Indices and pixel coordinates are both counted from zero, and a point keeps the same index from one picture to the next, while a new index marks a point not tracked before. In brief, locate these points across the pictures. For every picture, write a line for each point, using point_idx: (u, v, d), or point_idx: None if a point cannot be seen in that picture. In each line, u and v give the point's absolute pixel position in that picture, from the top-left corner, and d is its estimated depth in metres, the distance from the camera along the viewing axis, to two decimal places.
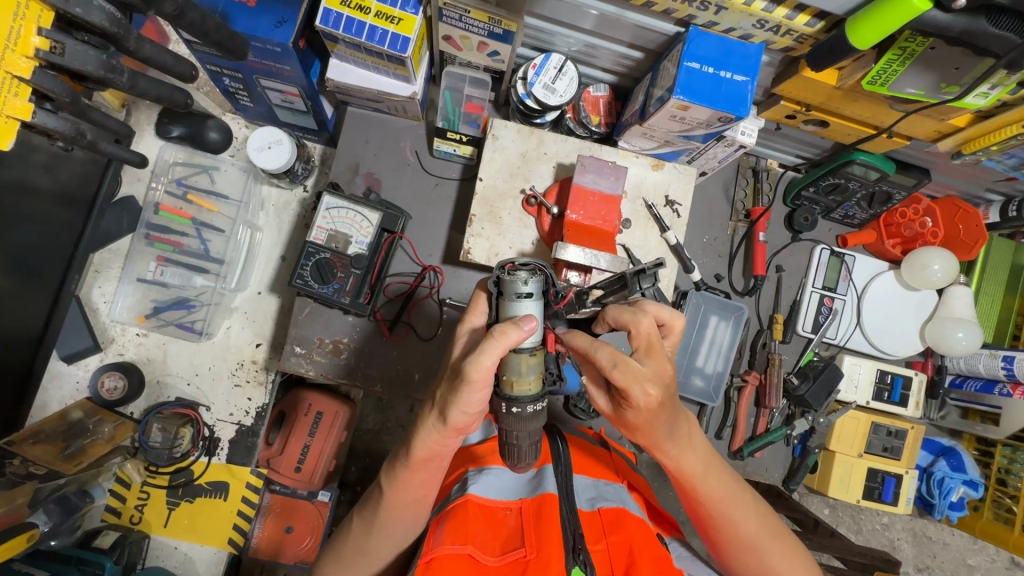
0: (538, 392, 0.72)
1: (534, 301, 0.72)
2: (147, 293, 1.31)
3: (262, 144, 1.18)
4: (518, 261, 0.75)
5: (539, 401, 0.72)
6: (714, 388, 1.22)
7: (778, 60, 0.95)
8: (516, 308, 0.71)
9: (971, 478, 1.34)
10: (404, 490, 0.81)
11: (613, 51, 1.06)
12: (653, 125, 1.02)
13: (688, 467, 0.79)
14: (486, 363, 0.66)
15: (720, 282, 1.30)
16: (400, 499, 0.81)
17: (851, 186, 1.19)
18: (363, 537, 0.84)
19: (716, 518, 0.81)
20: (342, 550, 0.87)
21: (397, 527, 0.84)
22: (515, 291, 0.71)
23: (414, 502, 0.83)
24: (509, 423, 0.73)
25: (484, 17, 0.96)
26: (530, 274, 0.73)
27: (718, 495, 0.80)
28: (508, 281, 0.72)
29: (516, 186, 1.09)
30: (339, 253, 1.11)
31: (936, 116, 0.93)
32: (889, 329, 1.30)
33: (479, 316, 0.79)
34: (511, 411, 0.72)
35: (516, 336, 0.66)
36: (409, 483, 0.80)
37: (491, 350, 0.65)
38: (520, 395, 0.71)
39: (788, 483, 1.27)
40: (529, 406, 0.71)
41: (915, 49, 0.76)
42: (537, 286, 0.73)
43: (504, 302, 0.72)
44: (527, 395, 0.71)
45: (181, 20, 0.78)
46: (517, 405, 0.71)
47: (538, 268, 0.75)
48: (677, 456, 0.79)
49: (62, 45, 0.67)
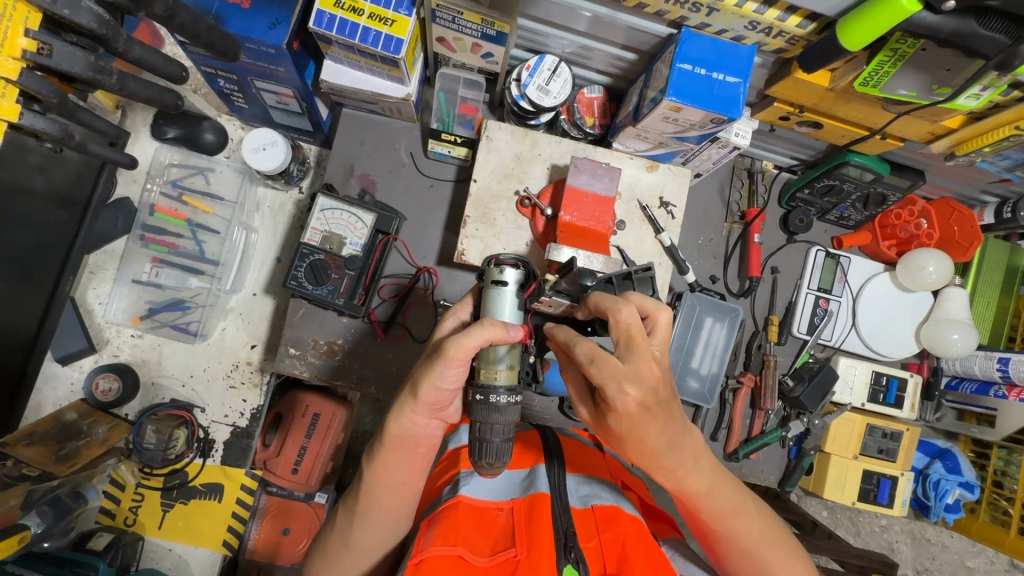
0: (511, 383, 0.77)
1: (514, 294, 0.79)
2: (142, 294, 1.31)
3: (257, 145, 1.18)
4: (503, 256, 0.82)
5: (511, 392, 0.77)
6: (709, 389, 1.22)
7: (771, 61, 0.95)
8: (496, 297, 0.78)
9: (967, 480, 1.34)
10: (386, 472, 0.81)
11: (606, 52, 1.06)
12: (646, 126, 1.02)
13: (691, 484, 0.77)
14: (468, 345, 0.72)
15: (714, 283, 1.29)
16: (381, 485, 0.82)
17: (845, 187, 1.19)
18: (346, 526, 0.84)
19: (719, 531, 0.80)
20: (327, 546, 0.87)
21: (384, 529, 0.84)
22: (496, 279, 0.79)
23: (396, 488, 0.83)
24: (478, 415, 0.76)
25: (477, 19, 0.96)
26: (512, 267, 0.80)
27: (720, 509, 0.78)
28: (491, 272, 0.80)
29: (510, 187, 1.09)
30: (333, 254, 1.11)
31: (929, 117, 0.93)
32: (884, 331, 1.30)
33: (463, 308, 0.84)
34: (480, 399, 0.76)
35: (500, 328, 0.73)
36: (397, 479, 0.82)
37: (479, 335, 0.72)
38: (493, 382, 0.76)
39: (783, 485, 1.27)
40: (500, 395, 0.75)
41: (907, 50, 0.77)
42: (518, 279, 0.79)
43: (486, 290, 0.80)
44: (499, 385, 0.76)
45: (172, 22, 0.78)
46: (483, 393, 0.76)
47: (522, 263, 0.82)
48: (678, 475, 0.76)
49: (50, 46, 0.67)
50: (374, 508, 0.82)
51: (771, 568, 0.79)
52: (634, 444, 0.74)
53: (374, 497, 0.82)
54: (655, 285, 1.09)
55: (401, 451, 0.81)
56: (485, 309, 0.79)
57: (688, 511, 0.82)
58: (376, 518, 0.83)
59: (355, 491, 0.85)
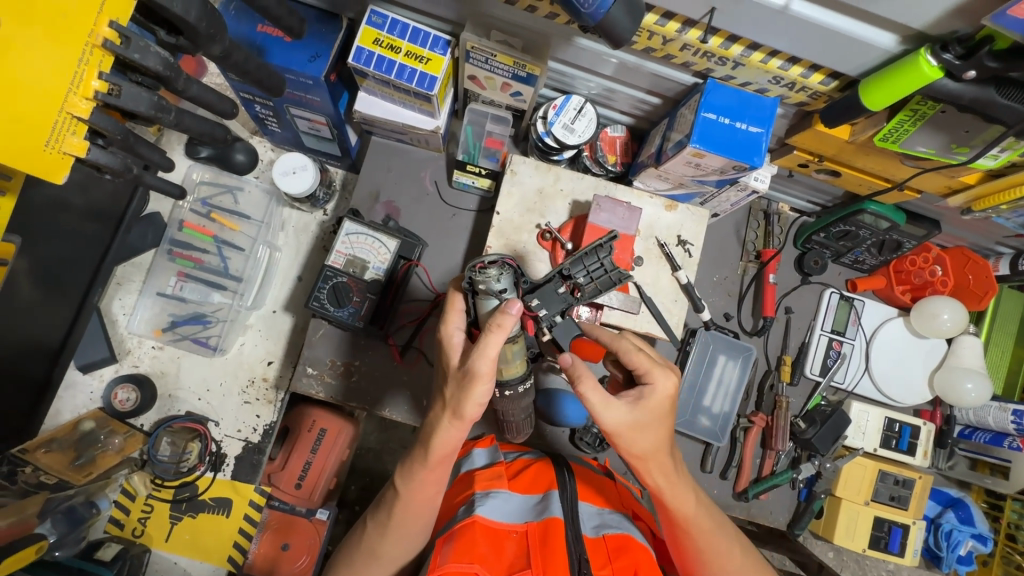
0: (524, 372, 0.85)
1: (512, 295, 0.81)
2: (166, 307, 1.34)
3: (287, 169, 1.23)
4: (485, 258, 0.81)
5: (526, 381, 0.85)
6: (721, 427, 1.23)
7: (793, 112, 0.98)
8: (493, 304, 0.79)
9: (980, 532, 1.32)
10: (420, 489, 0.84)
11: (631, 95, 1.10)
12: (668, 168, 1.05)
13: (662, 484, 0.84)
14: (491, 354, 0.73)
15: (728, 321, 1.31)
16: (414, 500, 0.85)
17: (861, 233, 1.21)
18: (377, 540, 0.87)
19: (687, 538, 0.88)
20: (354, 554, 0.89)
21: (408, 532, 0.87)
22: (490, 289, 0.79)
23: (426, 502, 0.86)
24: (504, 404, 0.87)
25: (509, 61, 1.00)
26: (500, 269, 0.80)
27: (709, 528, 0.88)
28: (481, 281, 0.79)
29: (531, 221, 1.12)
30: (355, 278, 1.14)
31: (947, 173, 0.94)
32: (897, 376, 1.31)
33: (458, 315, 0.84)
34: (506, 393, 0.85)
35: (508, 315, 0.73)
36: (424, 484, 0.84)
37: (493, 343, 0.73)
38: (509, 378, 0.83)
39: (793, 528, 1.24)
40: (518, 386, 0.84)
41: (926, 111, 0.79)
42: (510, 279, 0.81)
43: (480, 299, 0.80)
44: (516, 378, 0.84)
45: (227, 61, 0.83)
46: (509, 387, 0.84)
47: (504, 262, 0.82)
48: (658, 472, 0.83)
49: (119, 88, 0.71)
50: (405, 519, 0.86)
51: None
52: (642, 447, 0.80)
53: (408, 511, 0.85)
54: (670, 322, 1.10)
55: (441, 467, 0.84)
56: (484, 317, 0.81)
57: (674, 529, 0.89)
58: (408, 528, 0.86)
59: (387, 505, 0.87)
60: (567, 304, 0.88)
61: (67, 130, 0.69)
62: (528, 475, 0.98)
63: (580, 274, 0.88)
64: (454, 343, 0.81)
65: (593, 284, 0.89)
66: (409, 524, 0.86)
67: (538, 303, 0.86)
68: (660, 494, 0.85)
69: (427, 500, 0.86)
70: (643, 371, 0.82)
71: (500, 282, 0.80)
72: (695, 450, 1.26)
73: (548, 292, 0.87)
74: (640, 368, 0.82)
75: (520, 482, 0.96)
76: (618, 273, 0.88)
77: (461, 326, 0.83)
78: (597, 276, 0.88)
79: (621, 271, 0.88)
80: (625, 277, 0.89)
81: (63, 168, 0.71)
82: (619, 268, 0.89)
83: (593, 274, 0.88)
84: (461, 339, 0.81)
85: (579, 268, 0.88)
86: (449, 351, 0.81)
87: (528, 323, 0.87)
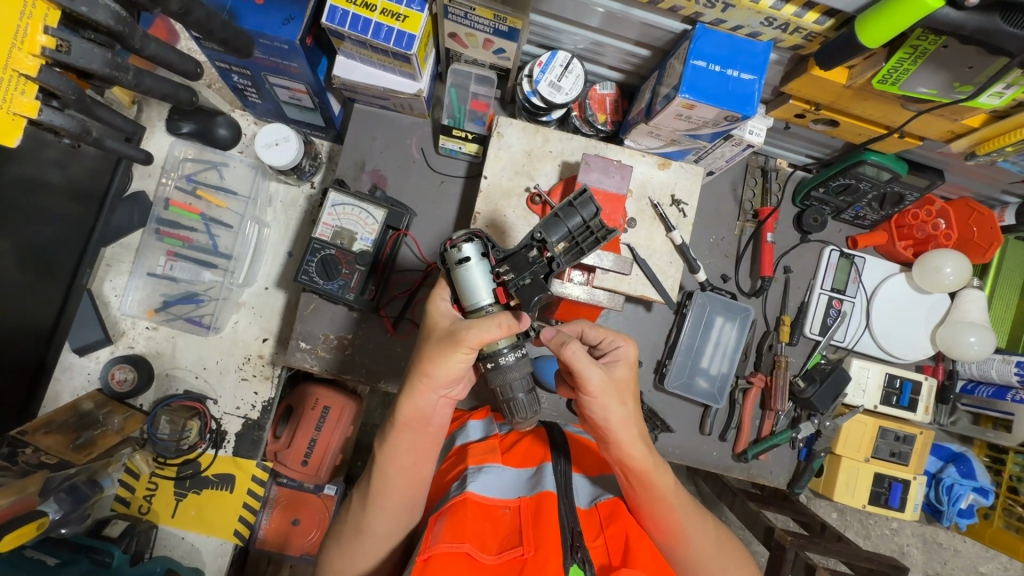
0: (511, 343, 0.81)
1: (481, 263, 0.75)
2: (157, 287, 1.33)
3: (270, 141, 1.19)
4: (453, 232, 0.76)
5: (514, 351, 0.81)
6: (718, 389, 1.21)
7: (787, 58, 0.94)
8: (464, 274, 0.75)
9: (981, 486, 1.32)
10: (400, 458, 0.84)
11: (619, 49, 1.05)
12: (658, 124, 1.01)
13: (644, 451, 0.83)
14: (486, 335, 0.73)
15: (725, 282, 1.28)
16: (404, 488, 0.85)
17: (861, 186, 1.17)
18: (360, 513, 0.87)
19: (674, 509, 0.87)
20: (343, 530, 0.90)
21: (392, 507, 0.86)
22: (458, 261, 0.74)
23: (409, 473, 0.86)
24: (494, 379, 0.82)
25: (489, 15, 0.96)
26: (468, 240, 0.75)
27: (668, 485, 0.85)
28: (449, 254, 0.75)
29: (520, 184, 1.06)
30: (344, 249, 1.11)
31: (949, 115, 0.91)
32: (899, 333, 1.28)
33: (442, 292, 0.82)
34: (489, 366, 0.81)
35: (509, 316, 0.75)
36: (402, 455, 0.84)
37: (495, 323, 0.73)
38: (498, 347, 0.79)
39: (793, 487, 1.25)
40: (504, 356, 0.80)
41: (927, 47, 0.75)
42: (478, 248, 0.75)
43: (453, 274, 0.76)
44: (501, 348, 0.80)
45: (187, 19, 0.81)
46: (492, 359, 0.80)
47: (475, 231, 0.76)
48: (637, 441, 0.83)
49: (68, 44, 0.71)
50: (388, 497, 0.85)
51: (705, 549, 0.89)
52: (617, 414, 0.81)
53: (388, 482, 0.85)
54: (665, 284, 1.07)
55: (411, 433, 0.83)
56: (462, 291, 0.76)
57: (640, 497, 0.86)
58: (392, 508, 0.86)
59: (366, 480, 0.87)
60: (542, 270, 0.76)
61: (17, 89, 0.70)
62: (522, 448, 0.98)
63: (557, 238, 0.77)
64: (445, 313, 0.80)
65: (573, 247, 0.79)
66: (398, 508, 0.86)
67: (509, 269, 0.76)
68: (643, 466, 0.83)
69: (415, 481, 0.86)
70: (610, 339, 0.86)
71: (467, 250, 0.74)
72: (693, 413, 1.25)
73: (520, 259, 0.76)
74: (605, 339, 0.86)
75: (513, 456, 0.96)
76: (603, 231, 0.78)
77: (448, 297, 0.82)
78: (579, 236, 0.78)
79: (607, 229, 0.78)
80: (612, 235, 0.79)
81: (16, 130, 0.72)
82: (606, 226, 0.79)
83: (574, 235, 0.78)
84: (450, 309, 0.81)
85: (555, 231, 0.77)
86: (437, 318, 0.80)
87: (500, 293, 0.77)
